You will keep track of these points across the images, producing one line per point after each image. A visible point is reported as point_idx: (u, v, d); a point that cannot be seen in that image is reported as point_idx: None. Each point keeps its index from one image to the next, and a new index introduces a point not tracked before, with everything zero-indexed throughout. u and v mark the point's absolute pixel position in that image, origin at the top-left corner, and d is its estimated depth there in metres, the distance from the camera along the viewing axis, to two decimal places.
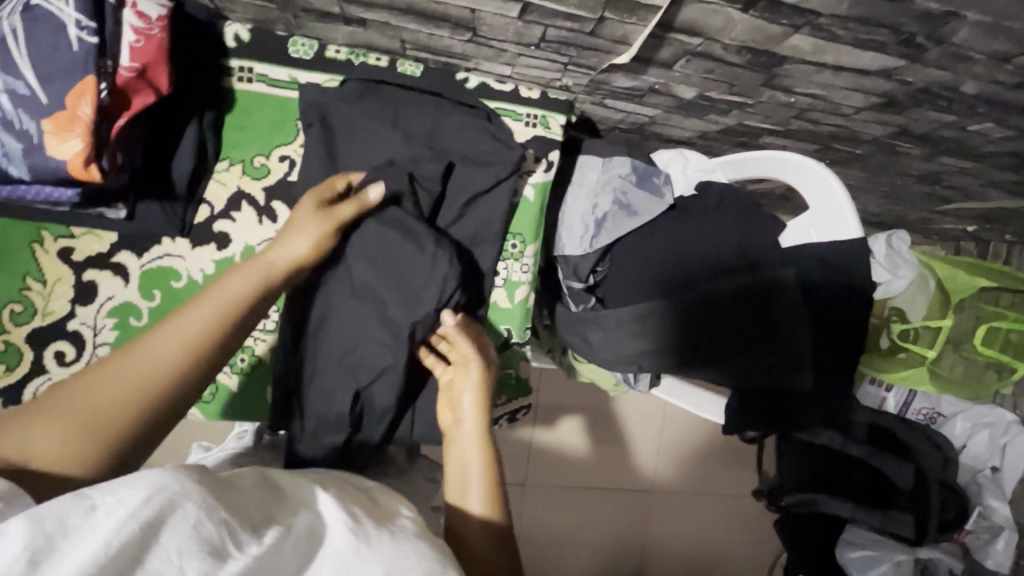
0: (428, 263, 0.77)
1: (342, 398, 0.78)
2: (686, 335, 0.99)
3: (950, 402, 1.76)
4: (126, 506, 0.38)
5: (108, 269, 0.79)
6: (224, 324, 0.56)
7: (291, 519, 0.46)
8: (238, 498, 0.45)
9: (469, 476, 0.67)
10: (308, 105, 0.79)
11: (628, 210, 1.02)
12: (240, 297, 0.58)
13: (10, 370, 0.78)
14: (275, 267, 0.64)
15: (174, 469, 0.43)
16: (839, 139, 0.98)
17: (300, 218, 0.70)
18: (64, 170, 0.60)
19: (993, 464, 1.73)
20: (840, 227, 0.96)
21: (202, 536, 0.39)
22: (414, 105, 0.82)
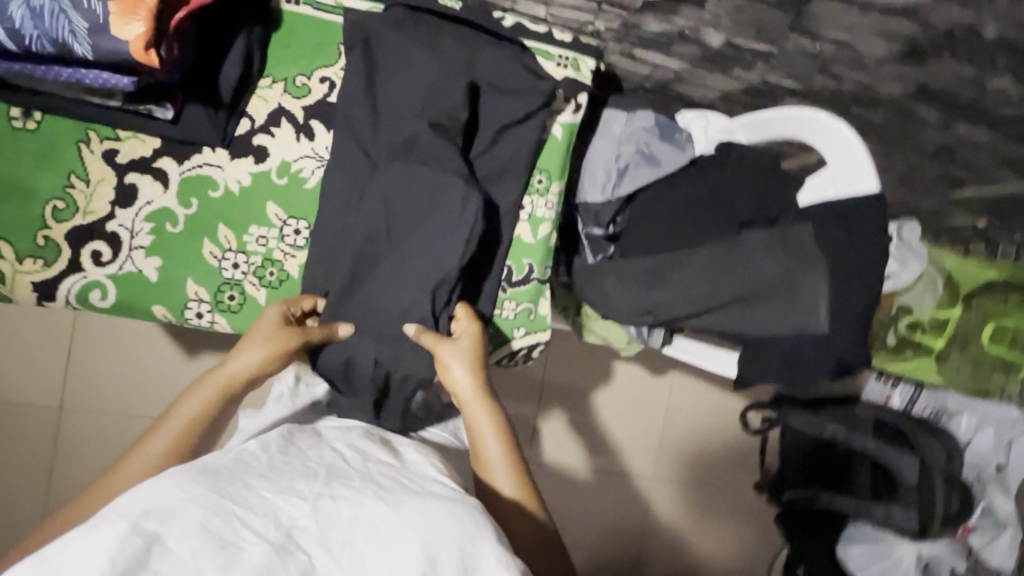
0: (460, 185, 0.81)
1: (380, 314, 0.83)
2: (703, 285, 1.01)
3: (955, 399, 1.70)
4: (124, 522, 0.47)
5: (148, 174, 0.81)
6: (194, 429, 0.72)
7: (303, 487, 0.56)
8: (239, 486, 0.54)
9: (492, 458, 0.77)
10: (352, 27, 0.83)
11: (650, 160, 1.05)
12: (200, 410, 0.74)
13: (48, 265, 0.80)
14: (234, 380, 0.77)
15: (181, 484, 0.52)
16: (858, 101, 1.01)
17: (263, 335, 0.79)
18: (127, 53, 0.63)
19: (999, 461, 1.65)
20: (857, 180, 0.99)
21: (208, 532, 0.49)
22: (452, 35, 0.85)
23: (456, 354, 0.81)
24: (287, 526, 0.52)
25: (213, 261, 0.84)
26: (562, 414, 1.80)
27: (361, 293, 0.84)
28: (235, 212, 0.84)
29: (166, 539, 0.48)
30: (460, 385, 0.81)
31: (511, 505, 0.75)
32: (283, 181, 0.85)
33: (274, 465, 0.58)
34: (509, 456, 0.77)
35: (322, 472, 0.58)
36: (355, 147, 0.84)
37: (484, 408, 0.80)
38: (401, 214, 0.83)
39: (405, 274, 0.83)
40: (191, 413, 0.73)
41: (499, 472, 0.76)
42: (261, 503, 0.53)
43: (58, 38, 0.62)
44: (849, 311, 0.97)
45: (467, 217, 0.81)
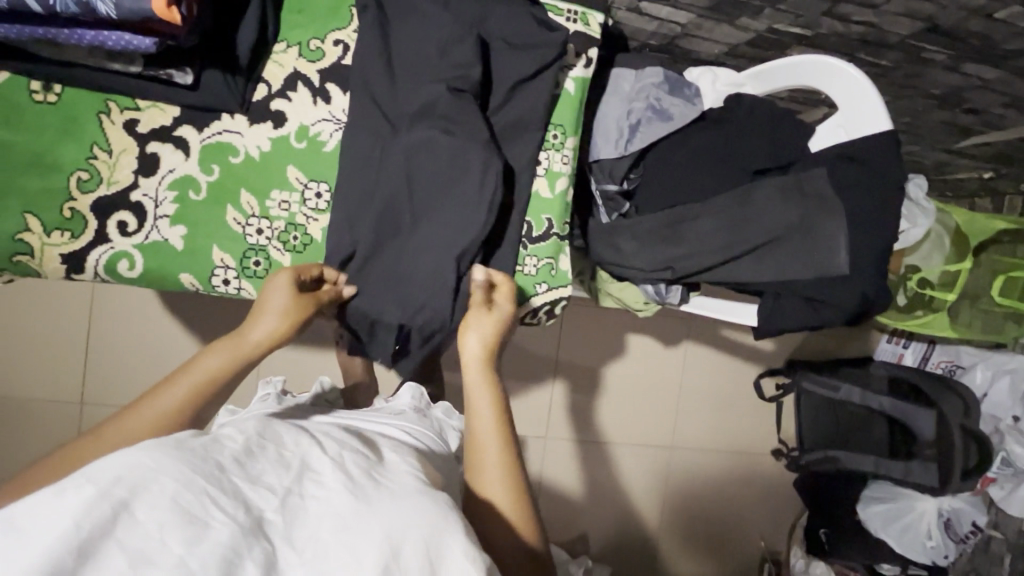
0: (478, 140, 0.82)
1: (405, 270, 0.85)
2: (719, 235, 1.03)
3: (968, 353, 1.76)
4: (95, 487, 0.44)
5: (169, 142, 0.82)
6: (207, 389, 0.70)
7: (274, 480, 0.53)
8: (214, 465, 0.51)
9: (484, 442, 0.73)
10: None
11: (662, 115, 1.05)
12: (213, 372, 0.71)
13: (75, 238, 0.81)
14: (251, 346, 0.75)
15: (150, 455, 0.49)
16: (866, 44, 1.02)
17: (279, 301, 0.78)
18: (150, 12, 0.64)
19: (1015, 413, 1.64)
20: (869, 121, 0.99)
21: (181, 506, 0.46)
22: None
23: (477, 321, 0.82)
24: (257, 515, 0.49)
25: (237, 228, 0.85)
26: (582, 386, 1.78)
27: (388, 253, 0.86)
28: (256, 178, 0.85)
29: (135, 510, 0.44)
30: (473, 356, 0.79)
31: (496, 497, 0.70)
32: (302, 145, 0.86)
33: (251, 447, 0.55)
34: (502, 444, 0.73)
35: (296, 463, 0.56)
36: (373, 107, 0.85)
37: (489, 384, 0.78)
38: (421, 172, 0.83)
39: (431, 232, 0.84)
40: (208, 372, 0.71)
41: (489, 457, 0.72)
42: (232, 487, 0.50)
43: None
44: (868, 250, 0.97)
45: (488, 171, 0.83)
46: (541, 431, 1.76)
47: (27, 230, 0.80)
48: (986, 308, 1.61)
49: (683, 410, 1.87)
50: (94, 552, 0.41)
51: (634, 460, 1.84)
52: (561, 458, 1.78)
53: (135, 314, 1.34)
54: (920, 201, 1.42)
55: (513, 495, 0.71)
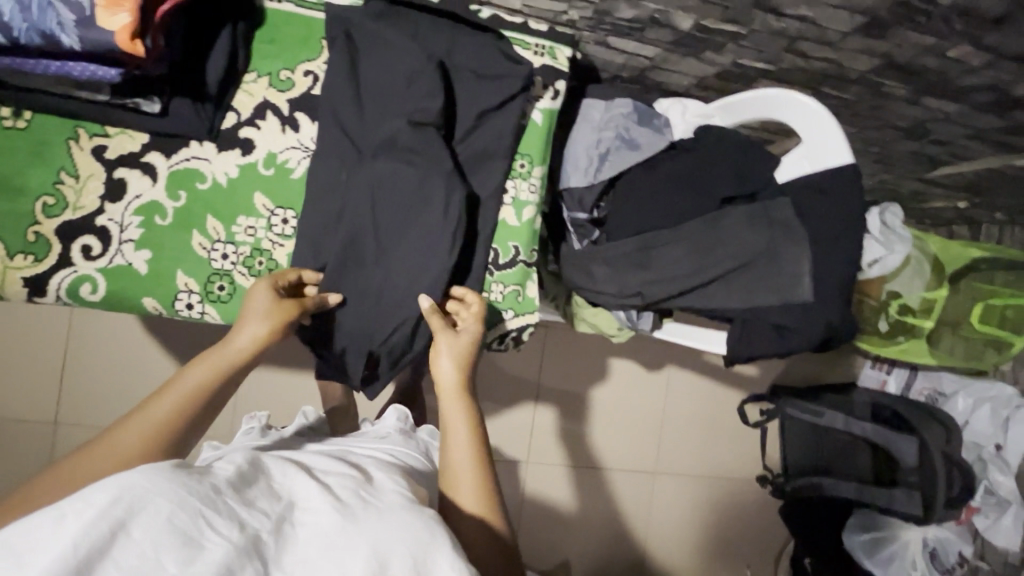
0: (442, 170, 0.84)
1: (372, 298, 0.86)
2: (688, 262, 1.04)
3: (949, 381, 1.74)
4: (93, 508, 0.44)
5: (137, 168, 0.83)
6: (192, 401, 0.69)
7: (266, 505, 0.53)
8: (210, 487, 0.50)
9: (460, 467, 0.72)
10: (333, 20, 0.86)
11: (630, 144, 1.08)
12: (200, 383, 0.70)
13: (38, 261, 0.81)
14: (233, 355, 0.74)
15: (148, 472, 0.48)
16: (827, 79, 1.05)
17: (261, 308, 0.78)
18: (113, 44, 0.66)
19: (998, 441, 1.63)
20: (830, 150, 1.01)
21: (177, 526, 0.45)
22: (431, 27, 0.89)
23: (450, 344, 0.82)
24: (251, 535, 0.49)
25: (203, 252, 0.86)
26: (573, 404, 1.77)
27: (354, 280, 0.86)
28: (223, 203, 0.86)
29: (131, 531, 0.44)
30: (444, 379, 0.80)
31: (468, 523, 0.69)
32: (270, 171, 0.87)
33: (243, 471, 0.55)
34: (483, 474, 0.72)
35: (286, 494, 0.56)
36: (340, 136, 0.86)
37: (463, 405, 0.77)
38: (387, 200, 0.84)
39: (396, 259, 0.85)
40: (191, 384, 0.70)
41: (465, 480, 0.71)
42: (227, 508, 0.49)
43: (46, 30, 0.64)
44: (832, 278, 0.99)
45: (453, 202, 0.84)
46: (521, 455, 1.73)
47: None
48: (965, 334, 1.63)
49: (667, 434, 1.86)
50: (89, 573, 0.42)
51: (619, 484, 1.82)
52: (542, 482, 1.75)
53: (108, 334, 1.33)
54: (896, 231, 1.43)
55: (488, 521, 0.70)
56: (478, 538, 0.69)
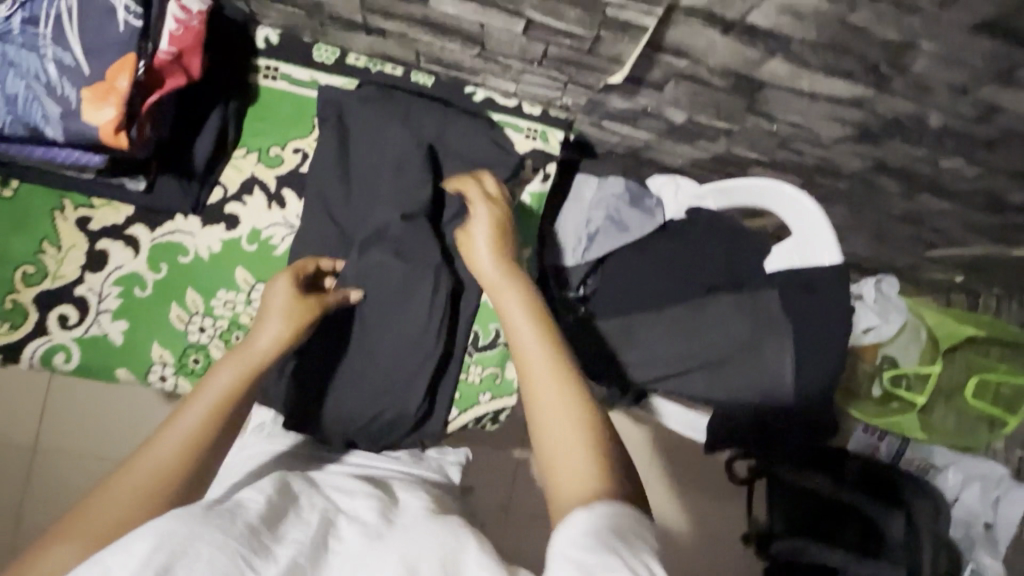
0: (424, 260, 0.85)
1: (354, 379, 0.86)
2: (673, 347, 1.03)
3: (941, 451, 1.48)
4: (138, 557, 0.46)
5: (119, 239, 0.83)
6: (223, 408, 0.62)
7: (296, 534, 0.55)
8: (244, 526, 0.52)
9: (517, 324, 0.64)
10: (325, 102, 0.87)
11: (619, 225, 1.08)
12: (227, 394, 0.63)
13: (13, 328, 0.81)
14: (260, 353, 0.67)
15: (181, 516, 0.51)
16: (821, 172, 1.04)
17: (281, 305, 0.73)
18: (96, 136, 0.66)
19: (987, 520, 1.42)
20: (818, 251, 1.03)
21: (217, 567, 0.47)
22: (423, 110, 0.89)
23: (481, 224, 0.78)
24: (287, 564, 0.51)
25: (180, 324, 0.85)
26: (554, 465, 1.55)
27: (336, 359, 0.86)
28: (204, 277, 0.86)
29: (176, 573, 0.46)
30: (484, 266, 0.74)
31: (546, 414, 0.58)
32: (253, 247, 0.87)
33: (272, 507, 0.57)
34: (550, 349, 0.61)
35: (314, 521, 0.58)
36: (327, 218, 0.87)
37: (519, 290, 0.68)
38: (369, 285, 0.85)
39: (377, 344, 0.86)
40: (222, 388, 0.63)
41: (537, 368, 0.60)
42: (263, 546, 0.51)
43: (30, 122, 0.65)
44: (812, 376, 0.98)
45: (435, 289, 0.85)
46: None
47: None
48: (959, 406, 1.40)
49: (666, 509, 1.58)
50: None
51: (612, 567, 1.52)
52: None
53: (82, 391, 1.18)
54: (890, 301, 1.40)
55: (559, 363, 0.61)
56: (560, 442, 0.56)
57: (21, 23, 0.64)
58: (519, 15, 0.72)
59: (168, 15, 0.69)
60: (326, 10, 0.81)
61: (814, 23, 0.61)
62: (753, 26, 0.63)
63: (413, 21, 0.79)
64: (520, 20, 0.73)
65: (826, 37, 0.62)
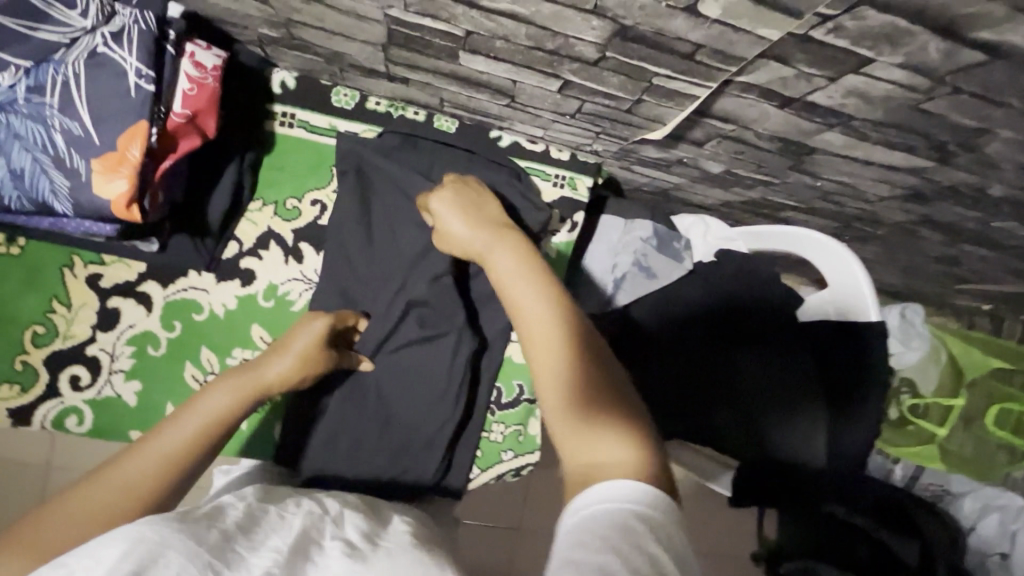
0: (448, 325, 0.81)
1: (369, 441, 0.80)
2: (702, 397, 1.00)
3: (959, 478, 1.35)
4: (105, 565, 0.40)
5: (132, 297, 0.80)
6: (210, 432, 0.58)
7: (277, 540, 0.48)
8: (219, 535, 0.46)
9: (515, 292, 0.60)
10: (345, 154, 0.82)
11: (647, 272, 1.05)
12: (214, 418, 0.59)
13: (24, 391, 0.78)
14: (264, 383, 0.65)
15: (155, 520, 0.45)
16: (860, 220, 0.99)
17: (302, 344, 0.72)
18: (108, 210, 0.62)
19: (1003, 549, 1.30)
20: (858, 306, 0.97)
21: None
22: (447, 160, 0.85)
23: (456, 203, 0.74)
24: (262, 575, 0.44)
25: (194, 384, 0.82)
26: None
27: (350, 422, 0.81)
28: (219, 334, 0.82)
29: None
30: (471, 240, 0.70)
31: (555, 375, 0.53)
32: (269, 304, 0.83)
33: (253, 512, 0.51)
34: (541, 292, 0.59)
35: (298, 524, 0.51)
36: (345, 275, 0.82)
37: (510, 255, 0.65)
38: (389, 346, 0.82)
39: (397, 406, 0.81)
40: (215, 410, 0.60)
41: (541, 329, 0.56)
42: (237, 557, 0.44)
43: (38, 197, 0.62)
44: (846, 436, 0.96)
45: (458, 351, 0.81)
46: None
47: None
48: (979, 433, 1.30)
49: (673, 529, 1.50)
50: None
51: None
52: None
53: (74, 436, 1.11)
54: (913, 327, 1.28)
55: (562, 323, 0.56)
56: (571, 399, 0.52)
57: (26, 91, 0.60)
58: (555, 77, 0.67)
59: (182, 74, 0.66)
60: (346, 59, 0.76)
61: (883, 106, 0.56)
62: (814, 103, 0.58)
63: (440, 73, 0.74)
64: (556, 81, 0.68)
65: (893, 117, 0.58)
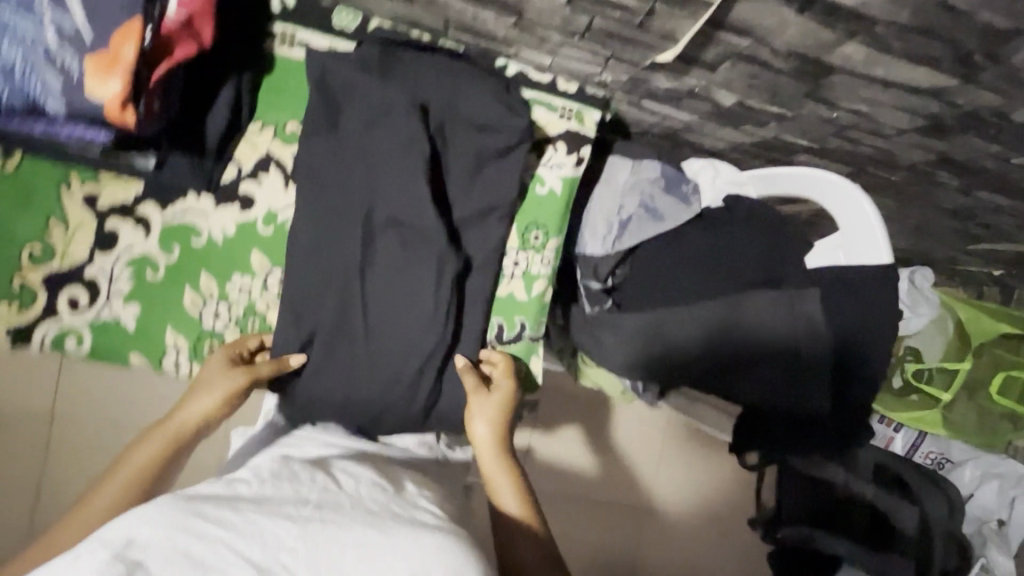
0: (434, 265, 0.82)
1: (364, 372, 0.81)
2: (706, 346, 0.98)
3: (961, 447, 1.43)
4: (109, 551, 0.47)
5: (130, 218, 0.79)
6: (166, 451, 0.72)
7: (287, 508, 0.53)
8: (225, 509, 0.52)
9: (495, 472, 0.78)
10: (341, 82, 0.79)
11: (653, 214, 1.01)
12: (152, 458, 0.70)
13: (22, 309, 0.77)
14: (183, 427, 0.74)
15: (166, 502, 0.52)
16: (875, 163, 0.97)
17: (216, 378, 0.77)
18: (102, 113, 0.61)
19: (1001, 516, 1.40)
20: (868, 250, 0.95)
21: (187, 555, 0.48)
22: (437, 85, 0.82)
23: (484, 407, 0.82)
24: (266, 547, 0.49)
25: (194, 310, 0.82)
26: (559, 439, 1.49)
27: (338, 361, 0.81)
28: (218, 261, 0.81)
29: (149, 566, 0.47)
30: (483, 445, 0.81)
31: (511, 520, 0.75)
32: (269, 231, 0.82)
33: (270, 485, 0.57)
34: (522, 497, 0.77)
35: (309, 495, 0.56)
36: (338, 204, 0.80)
37: (505, 464, 0.79)
38: (377, 272, 0.82)
39: (387, 334, 0.82)
40: (148, 455, 0.70)
41: (507, 495, 0.77)
42: (248, 524, 0.51)
43: (30, 96, 0.60)
44: (850, 381, 0.95)
45: (442, 279, 0.82)
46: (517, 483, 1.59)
47: None
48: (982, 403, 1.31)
49: (662, 487, 1.59)
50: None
51: (603, 538, 1.54)
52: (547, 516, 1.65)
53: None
54: (923, 295, 1.24)
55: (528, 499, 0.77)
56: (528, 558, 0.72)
57: None
58: None
59: None
60: None
61: (908, 5, 0.55)
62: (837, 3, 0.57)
63: None
64: None
65: (918, 18, 0.56)
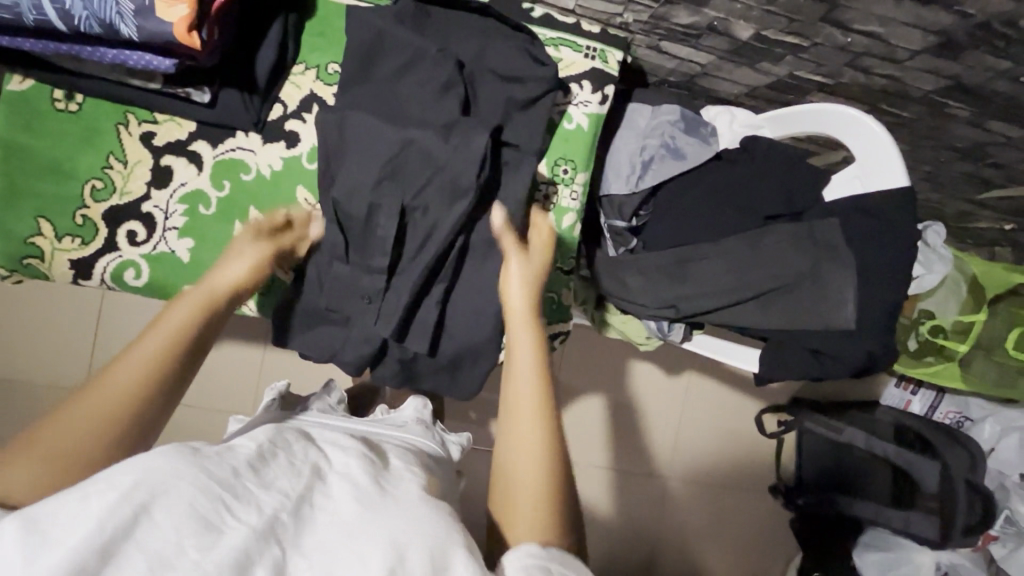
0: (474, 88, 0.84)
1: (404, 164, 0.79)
2: (732, 277, 1.01)
3: (980, 403, 1.47)
4: (116, 491, 0.39)
5: (184, 156, 0.83)
6: (203, 312, 0.66)
7: (286, 483, 0.48)
8: (229, 470, 0.45)
9: (518, 332, 0.71)
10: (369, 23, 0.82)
11: (675, 154, 1.05)
12: (186, 321, 0.63)
13: (84, 244, 0.83)
14: (220, 289, 0.70)
15: (164, 453, 0.44)
16: (889, 96, 1.01)
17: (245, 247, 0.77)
18: (171, 35, 0.65)
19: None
20: (885, 174, 0.98)
21: (198, 512, 0.41)
22: (467, 28, 0.87)
23: (520, 267, 0.79)
24: (271, 517, 0.44)
25: None
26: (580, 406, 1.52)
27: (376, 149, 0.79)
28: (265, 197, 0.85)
29: (154, 513, 0.40)
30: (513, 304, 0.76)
31: (519, 384, 0.65)
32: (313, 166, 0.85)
33: (264, 453, 0.50)
34: (538, 367, 0.66)
35: (307, 471, 0.50)
36: None
37: (531, 331, 0.71)
38: (393, 186, 0.79)
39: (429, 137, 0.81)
40: (182, 320, 0.63)
41: (523, 356, 0.67)
42: (248, 493, 0.45)
43: (105, 18, 0.65)
44: (876, 310, 0.96)
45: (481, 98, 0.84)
46: None
47: (39, 234, 0.82)
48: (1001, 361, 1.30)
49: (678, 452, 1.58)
50: (119, 552, 0.37)
51: (625, 507, 1.55)
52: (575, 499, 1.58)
53: (56, 303, 1.24)
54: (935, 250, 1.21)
55: (546, 384, 0.65)
56: (524, 439, 0.62)
57: None
58: None
59: None
60: None
61: None
62: None
63: None
64: None
65: None
